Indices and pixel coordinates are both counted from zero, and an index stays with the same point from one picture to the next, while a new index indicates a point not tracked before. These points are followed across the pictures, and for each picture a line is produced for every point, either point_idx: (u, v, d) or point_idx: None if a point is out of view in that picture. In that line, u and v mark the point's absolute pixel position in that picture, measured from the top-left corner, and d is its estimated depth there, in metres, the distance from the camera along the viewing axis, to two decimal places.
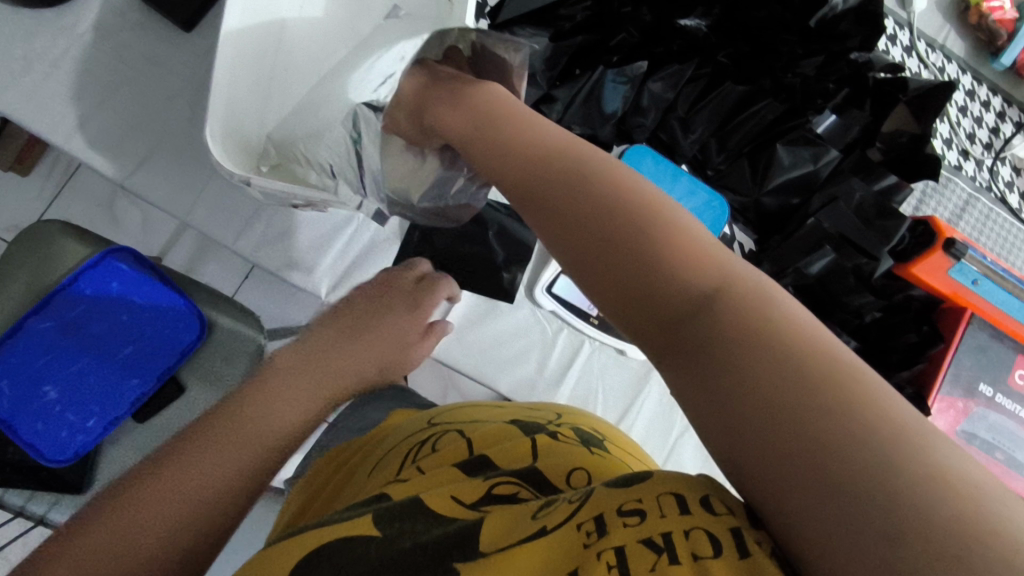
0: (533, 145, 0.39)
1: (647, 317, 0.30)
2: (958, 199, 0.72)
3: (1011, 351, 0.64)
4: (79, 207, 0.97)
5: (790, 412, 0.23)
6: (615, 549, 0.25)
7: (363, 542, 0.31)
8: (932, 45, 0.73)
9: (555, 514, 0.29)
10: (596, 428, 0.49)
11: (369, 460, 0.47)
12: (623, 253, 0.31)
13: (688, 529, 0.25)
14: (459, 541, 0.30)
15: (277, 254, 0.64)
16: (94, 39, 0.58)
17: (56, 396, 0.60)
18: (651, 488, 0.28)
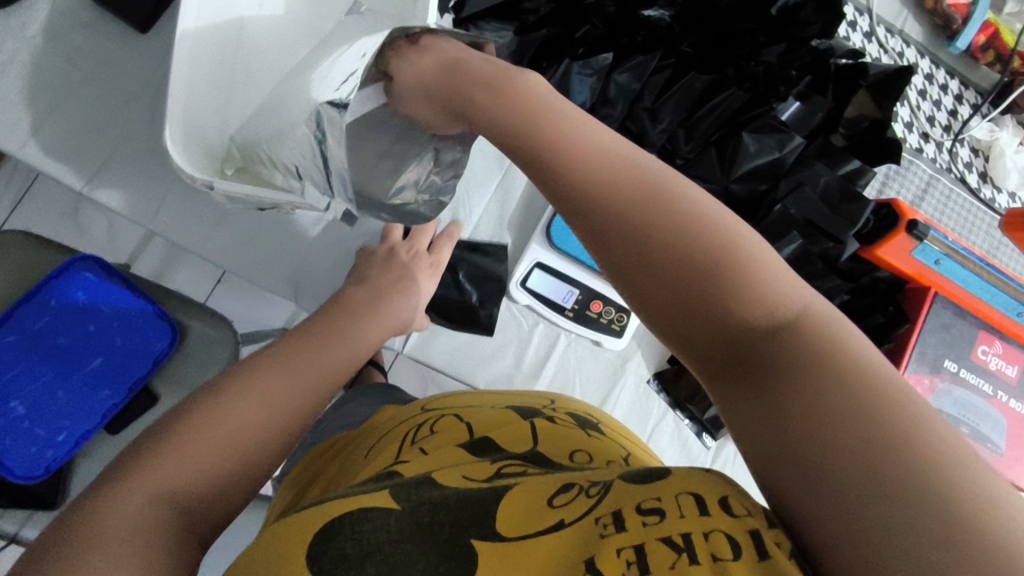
0: (573, 147, 0.38)
1: (704, 342, 0.31)
2: (919, 181, 0.74)
3: (974, 327, 0.66)
4: (39, 217, 0.93)
5: (836, 435, 0.24)
6: (635, 547, 0.26)
7: (383, 514, 0.31)
8: (891, 30, 0.74)
9: (574, 505, 0.30)
10: (591, 414, 0.50)
11: (364, 443, 0.47)
12: (679, 276, 0.31)
13: (708, 531, 0.26)
14: (476, 518, 0.31)
15: (246, 257, 0.62)
16: (44, 41, 0.55)
17: (23, 411, 0.57)
18: (669, 487, 0.28)
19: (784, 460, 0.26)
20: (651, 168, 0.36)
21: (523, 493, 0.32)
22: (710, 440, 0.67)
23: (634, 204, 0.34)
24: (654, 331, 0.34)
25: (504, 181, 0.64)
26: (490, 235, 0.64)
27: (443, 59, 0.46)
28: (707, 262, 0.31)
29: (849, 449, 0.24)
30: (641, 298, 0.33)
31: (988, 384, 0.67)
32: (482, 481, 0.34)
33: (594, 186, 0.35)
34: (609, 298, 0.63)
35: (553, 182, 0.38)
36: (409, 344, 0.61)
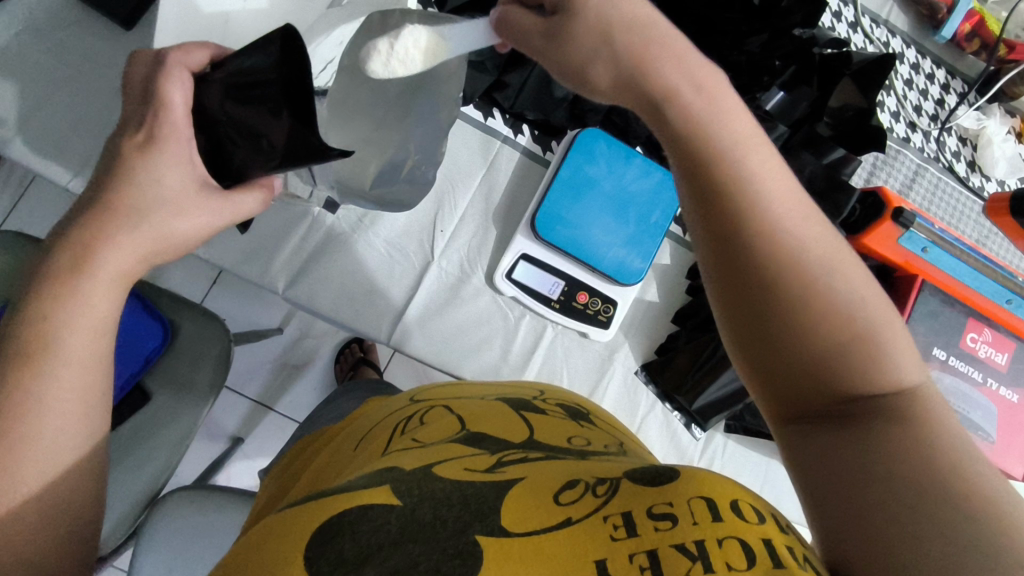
0: (750, 191, 0.36)
1: (804, 395, 0.33)
2: (908, 170, 0.74)
3: (962, 315, 0.66)
4: (34, 218, 0.94)
5: (931, 485, 0.26)
6: (648, 552, 0.27)
7: (384, 510, 0.30)
8: (876, 20, 0.74)
9: (581, 504, 0.30)
10: (578, 402, 0.50)
11: (352, 437, 0.47)
12: (804, 339, 0.33)
13: (722, 537, 0.27)
14: (479, 513, 0.30)
15: (231, 250, 0.58)
16: (29, 39, 0.56)
17: None
18: (679, 492, 0.29)
19: (847, 489, 0.28)
20: (819, 246, 0.35)
21: (526, 488, 0.31)
22: (699, 431, 0.66)
23: (788, 240, 0.35)
24: (756, 373, 0.36)
25: (488, 173, 0.64)
26: (474, 227, 0.63)
27: (598, 25, 0.38)
28: (837, 334, 0.33)
29: (937, 496, 0.26)
30: (755, 349, 0.35)
31: (977, 372, 0.67)
32: (483, 472, 0.33)
33: (762, 241, 0.35)
34: (594, 289, 0.64)
35: (715, 223, 0.36)
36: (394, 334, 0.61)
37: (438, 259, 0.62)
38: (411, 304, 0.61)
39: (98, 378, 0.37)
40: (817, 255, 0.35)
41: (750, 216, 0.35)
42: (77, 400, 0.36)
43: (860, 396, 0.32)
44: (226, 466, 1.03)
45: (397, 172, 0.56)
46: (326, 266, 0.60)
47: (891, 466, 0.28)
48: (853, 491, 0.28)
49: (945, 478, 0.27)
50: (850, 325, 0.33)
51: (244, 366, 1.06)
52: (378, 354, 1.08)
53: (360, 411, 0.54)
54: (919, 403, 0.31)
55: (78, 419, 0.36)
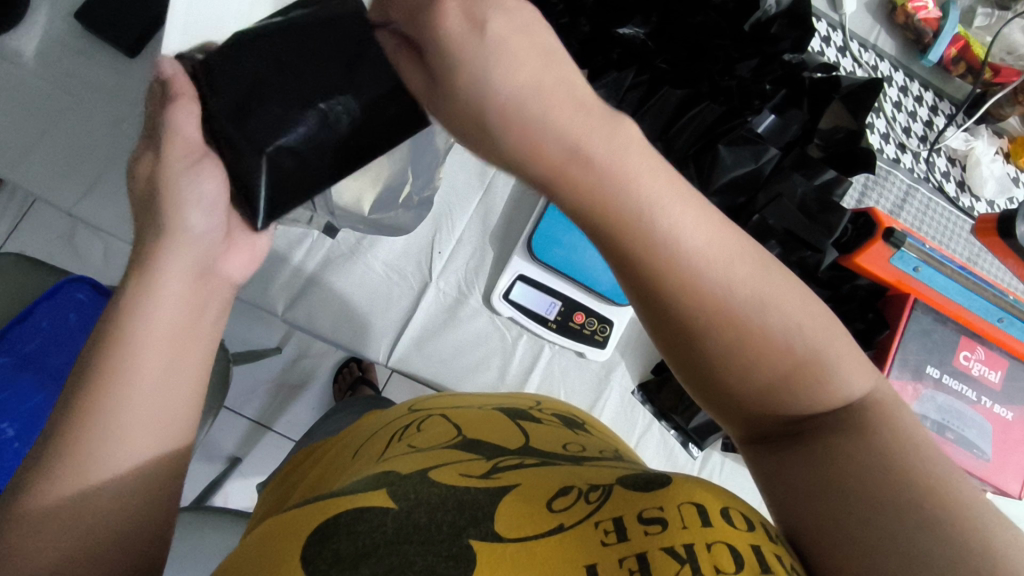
0: (672, 249, 0.32)
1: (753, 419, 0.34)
2: (898, 191, 0.75)
3: (954, 333, 0.67)
4: (37, 240, 0.95)
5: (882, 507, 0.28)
6: (637, 556, 0.27)
7: (380, 513, 0.31)
8: (864, 45, 0.76)
9: (573, 510, 0.30)
10: (576, 415, 0.51)
11: (352, 445, 0.47)
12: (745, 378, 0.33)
13: (710, 542, 0.27)
14: (473, 518, 0.30)
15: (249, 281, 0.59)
16: (36, 68, 0.57)
17: (14, 433, 0.63)
18: (670, 497, 0.30)
19: (821, 525, 0.29)
20: (745, 270, 0.33)
21: (523, 495, 0.32)
22: (696, 450, 0.66)
23: (719, 287, 0.33)
24: (711, 403, 0.36)
25: (484, 198, 0.65)
26: (472, 249, 0.64)
27: None
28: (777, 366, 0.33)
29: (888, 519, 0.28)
30: (703, 386, 0.35)
31: (971, 390, 0.67)
32: (479, 477, 0.34)
33: (686, 298, 0.33)
34: (591, 309, 0.64)
35: (641, 291, 0.33)
36: (393, 355, 0.61)
37: (438, 280, 0.63)
38: (408, 325, 0.62)
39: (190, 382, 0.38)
40: (744, 294, 0.33)
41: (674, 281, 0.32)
42: (161, 406, 0.36)
43: (814, 416, 0.33)
44: (224, 487, 1.03)
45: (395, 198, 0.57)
46: (324, 288, 0.60)
47: (850, 500, 0.29)
48: (820, 509, 0.30)
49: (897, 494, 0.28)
50: (789, 353, 0.33)
51: (244, 385, 1.07)
52: (377, 373, 1.09)
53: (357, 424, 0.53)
54: (871, 415, 0.32)
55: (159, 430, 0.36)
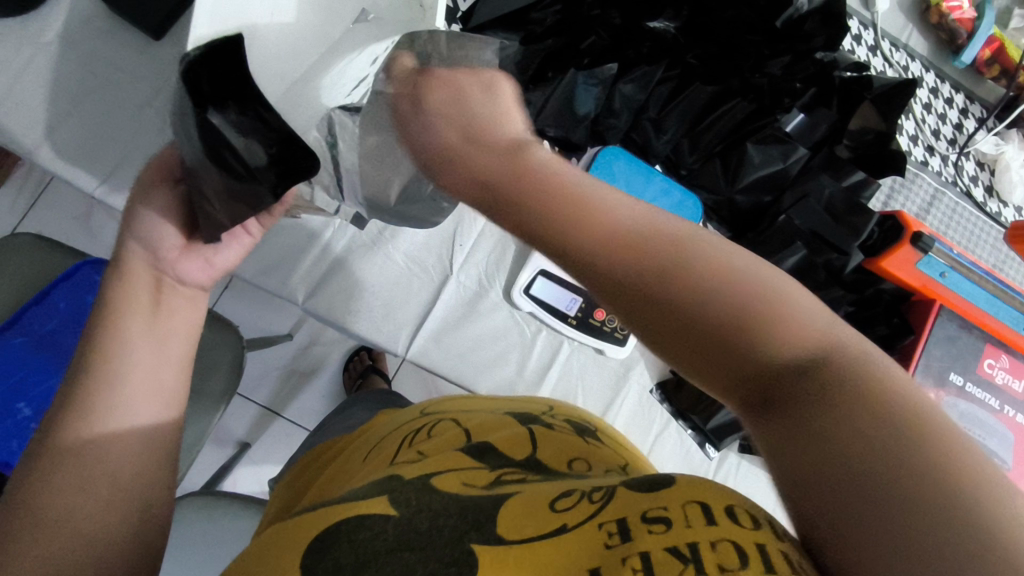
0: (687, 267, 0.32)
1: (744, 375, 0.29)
2: (925, 194, 0.74)
3: (979, 341, 0.66)
4: (51, 220, 0.95)
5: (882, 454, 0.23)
6: (641, 555, 0.24)
7: (379, 520, 0.30)
8: (896, 44, 0.75)
9: (579, 510, 0.28)
10: (586, 419, 0.50)
11: (362, 447, 0.47)
12: (746, 328, 0.29)
13: (715, 540, 0.23)
14: (474, 525, 0.29)
15: (273, 271, 0.58)
16: (60, 48, 0.56)
17: (30, 413, 0.63)
18: (676, 496, 0.26)
19: None
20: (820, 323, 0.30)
21: (523, 501, 0.30)
22: (712, 450, 0.66)
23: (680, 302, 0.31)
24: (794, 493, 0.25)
25: None
26: (493, 243, 0.64)
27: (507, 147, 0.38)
28: (785, 339, 0.29)
29: (873, 476, 0.23)
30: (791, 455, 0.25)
31: (995, 399, 0.66)
32: (481, 487, 0.33)
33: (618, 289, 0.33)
34: None
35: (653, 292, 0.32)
36: (412, 348, 0.61)
37: (465, 277, 0.63)
38: (428, 317, 0.61)
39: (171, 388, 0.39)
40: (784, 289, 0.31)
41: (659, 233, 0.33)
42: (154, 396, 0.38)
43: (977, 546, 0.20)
44: (233, 472, 1.03)
45: (420, 194, 0.55)
46: (345, 276, 0.59)
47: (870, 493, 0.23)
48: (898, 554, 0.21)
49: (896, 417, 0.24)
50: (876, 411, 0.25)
51: (254, 370, 1.07)
52: (386, 362, 1.09)
53: (372, 422, 0.53)
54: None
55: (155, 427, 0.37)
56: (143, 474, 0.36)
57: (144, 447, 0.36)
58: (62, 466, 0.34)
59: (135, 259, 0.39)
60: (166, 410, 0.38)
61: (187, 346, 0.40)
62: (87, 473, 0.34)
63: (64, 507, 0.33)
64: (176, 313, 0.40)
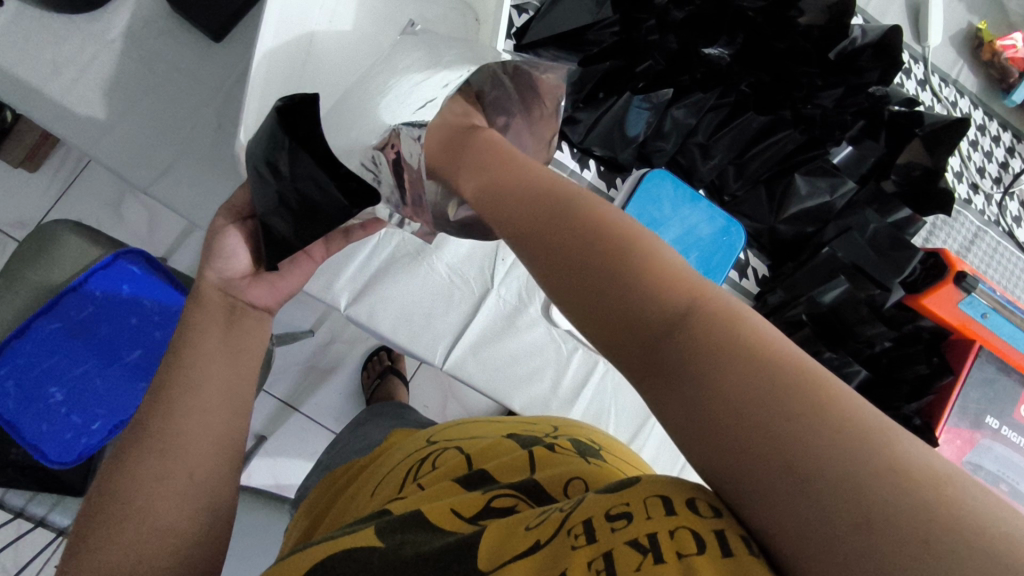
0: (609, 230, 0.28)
1: (634, 343, 0.26)
2: (967, 232, 0.73)
3: (1018, 385, 0.65)
4: (89, 208, 0.96)
5: (786, 434, 0.21)
6: (604, 554, 0.24)
7: (365, 554, 0.31)
8: (945, 80, 0.74)
9: (547, 525, 0.28)
10: (593, 441, 0.48)
11: (376, 474, 0.47)
12: (633, 292, 0.26)
13: (673, 529, 0.24)
14: (458, 556, 0.29)
15: (322, 275, 0.58)
16: (122, 46, 0.57)
17: (62, 398, 0.65)
18: (639, 491, 0.27)
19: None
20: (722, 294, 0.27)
21: (501, 526, 0.30)
22: None
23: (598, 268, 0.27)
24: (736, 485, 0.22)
25: None
26: None
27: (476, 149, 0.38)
28: (671, 296, 0.25)
29: (782, 457, 0.21)
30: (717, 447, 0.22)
31: None
32: (466, 521, 0.33)
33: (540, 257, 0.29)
34: None
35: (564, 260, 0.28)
36: (451, 359, 0.61)
37: (509, 294, 0.63)
38: (467, 329, 0.61)
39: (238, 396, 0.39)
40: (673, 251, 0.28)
41: (553, 198, 0.30)
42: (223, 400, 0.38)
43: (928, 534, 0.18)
44: (249, 465, 1.04)
45: None
46: (394, 285, 0.60)
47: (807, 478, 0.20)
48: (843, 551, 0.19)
49: (795, 386, 0.22)
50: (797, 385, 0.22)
51: (280, 365, 1.07)
52: (405, 364, 1.10)
53: (388, 443, 0.54)
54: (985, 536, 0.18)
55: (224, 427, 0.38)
56: (213, 486, 0.36)
57: (215, 450, 0.37)
58: (143, 467, 0.34)
59: (210, 284, 0.41)
60: (231, 436, 0.38)
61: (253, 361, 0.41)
62: (165, 473, 0.35)
63: (143, 518, 0.33)
64: (249, 333, 0.41)
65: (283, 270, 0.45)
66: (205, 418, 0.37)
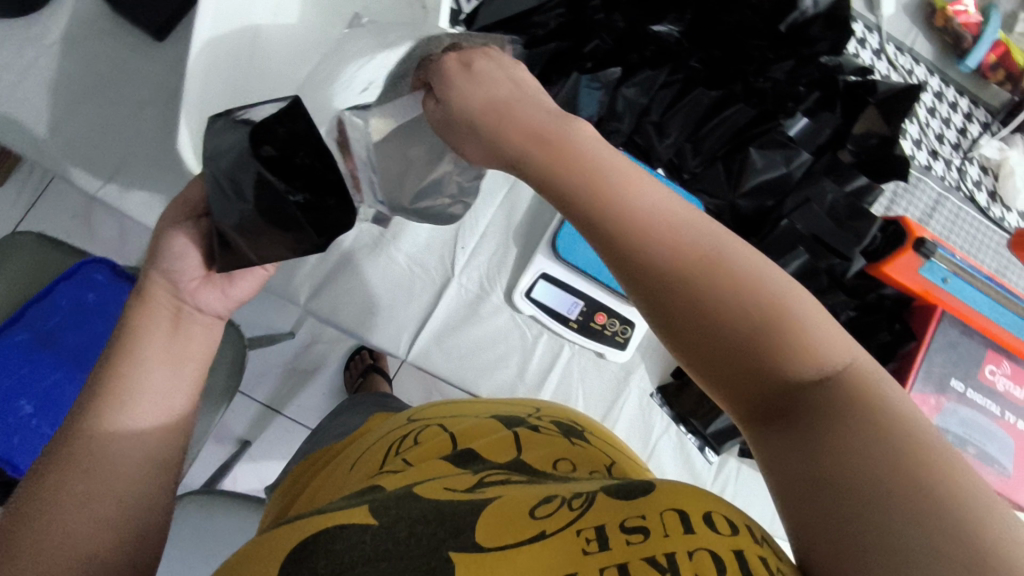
0: (724, 265, 0.32)
1: (747, 386, 0.31)
2: (928, 199, 0.74)
3: (980, 347, 0.66)
4: (55, 219, 0.95)
5: (853, 465, 0.26)
6: (618, 566, 0.26)
7: (358, 530, 0.30)
8: (901, 48, 0.75)
9: (557, 516, 0.29)
10: (575, 420, 0.48)
11: (350, 456, 0.46)
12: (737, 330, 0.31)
13: (692, 550, 0.26)
14: (453, 530, 0.29)
15: (285, 278, 0.58)
16: (63, 50, 0.56)
17: (31, 411, 0.62)
18: (651, 505, 0.28)
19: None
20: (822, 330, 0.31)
21: (503, 506, 0.30)
22: (712, 455, 0.66)
23: (705, 301, 0.32)
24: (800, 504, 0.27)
25: (511, 191, 0.64)
26: (495, 245, 0.64)
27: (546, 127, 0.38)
28: (768, 335, 0.30)
29: (849, 480, 0.25)
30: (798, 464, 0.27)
31: (996, 405, 0.66)
32: (462, 492, 0.33)
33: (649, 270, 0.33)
34: (614, 311, 0.63)
35: (671, 288, 0.32)
36: (413, 351, 0.61)
37: (473, 284, 0.63)
38: (429, 320, 0.61)
39: (183, 386, 0.39)
40: (781, 288, 0.32)
41: (689, 238, 0.33)
42: (169, 389, 0.38)
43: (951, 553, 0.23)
44: (234, 469, 1.04)
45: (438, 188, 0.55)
46: (351, 279, 0.60)
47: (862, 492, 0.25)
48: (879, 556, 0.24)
49: (872, 423, 0.27)
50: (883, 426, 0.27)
51: (256, 368, 1.07)
52: (387, 362, 1.09)
53: (362, 428, 0.53)
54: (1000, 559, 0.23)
55: (171, 417, 0.38)
56: (155, 475, 0.37)
57: (157, 440, 0.37)
58: (85, 454, 0.35)
59: (158, 285, 0.40)
60: (168, 434, 0.38)
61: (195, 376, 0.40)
62: (104, 462, 0.35)
63: (81, 503, 0.34)
64: (194, 338, 0.40)
65: (235, 275, 0.43)
66: (150, 406, 0.37)
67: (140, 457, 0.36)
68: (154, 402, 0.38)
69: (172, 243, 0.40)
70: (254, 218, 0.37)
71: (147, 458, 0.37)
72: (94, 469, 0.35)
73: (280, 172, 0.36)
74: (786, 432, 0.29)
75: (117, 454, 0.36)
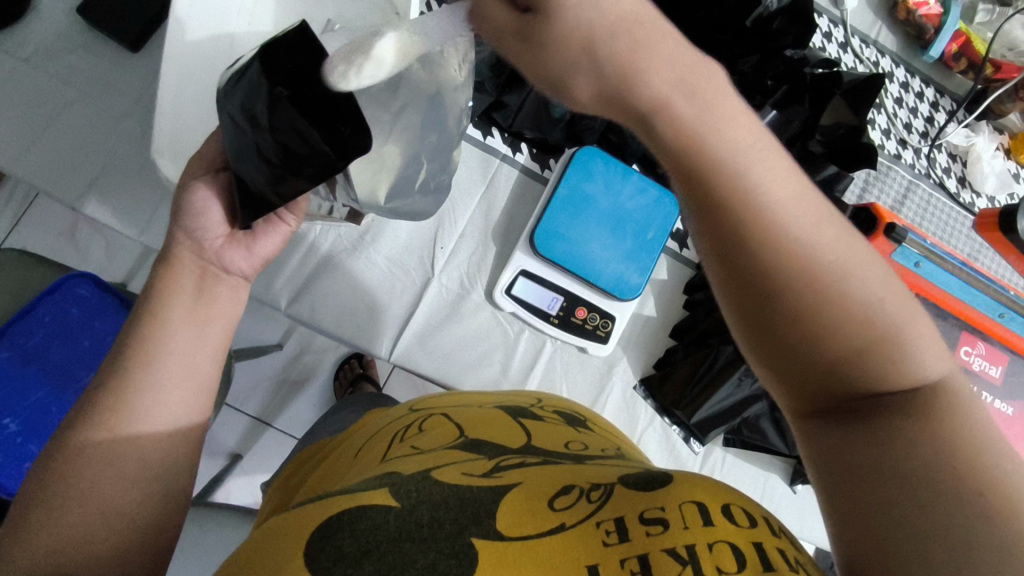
0: (839, 274, 0.31)
1: (824, 385, 0.31)
2: (900, 186, 0.75)
3: (955, 329, 0.67)
4: (38, 236, 0.95)
5: (912, 461, 0.27)
6: (638, 557, 0.26)
7: (382, 511, 0.30)
8: (865, 41, 0.76)
9: (576, 508, 0.29)
10: (577, 410, 0.49)
11: (350, 446, 0.46)
12: (825, 333, 0.31)
13: (711, 541, 0.26)
14: (472, 517, 0.29)
15: (273, 283, 0.59)
16: (38, 63, 0.57)
17: (16, 428, 0.62)
18: (672, 496, 0.28)
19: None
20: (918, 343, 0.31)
21: (521, 493, 0.31)
22: (697, 445, 0.67)
23: (807, 304, 0.31)
24: (856, 501, 0.28)
25: (489, 189, 0.65)
26: (474, 243, 0.65)
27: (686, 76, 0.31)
28: (862, 340, 0.30)
29: (910, 478, 0.26)
30: (866, 466, 0.28)
31: (972, 385, 0.67)
32: (480, 477, 0.33)
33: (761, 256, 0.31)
34: (593, 304, 0.64)
35: (774, 285, 0.31)
36: (396, 351, 0.61)
37: (454, 283, 0.64)
38: (412, 318, 0.62)
39: (201, 377, 0.40)
40: (894, 307, 0.31)
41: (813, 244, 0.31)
42: (186, 381, 0.39)
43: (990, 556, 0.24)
44: (225, 483, 1.03)
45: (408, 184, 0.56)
46: (333, 280, 0.61)
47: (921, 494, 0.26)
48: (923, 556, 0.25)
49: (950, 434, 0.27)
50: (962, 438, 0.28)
51: (243, 381, 1.06)
52: (377, 370, 1.09)
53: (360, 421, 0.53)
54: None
55: (185, 408, 0.40)
56: (167, 463, 0.38)
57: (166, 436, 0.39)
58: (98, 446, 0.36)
59: (185, 248, 0.41)
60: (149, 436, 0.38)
61: (223, 336, 0.42)
62: (112, 452, 0.37)
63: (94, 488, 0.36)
64: (217, 301, 0.41)
65: (258, 233, 0.44)
66: (168, 398, 0.39)
67: (167, 425, 0.38)
68: (171, 394, 0.39)
69: (170, 247, 0.41)
70: (271, 151, 0.36)
71: (155, 453, 0.38)
72: (110, 459, 0.36)
73: (299, 109, 0.35)
74: (850, 432, 0.30)
75: (132, 446, 0.37)
